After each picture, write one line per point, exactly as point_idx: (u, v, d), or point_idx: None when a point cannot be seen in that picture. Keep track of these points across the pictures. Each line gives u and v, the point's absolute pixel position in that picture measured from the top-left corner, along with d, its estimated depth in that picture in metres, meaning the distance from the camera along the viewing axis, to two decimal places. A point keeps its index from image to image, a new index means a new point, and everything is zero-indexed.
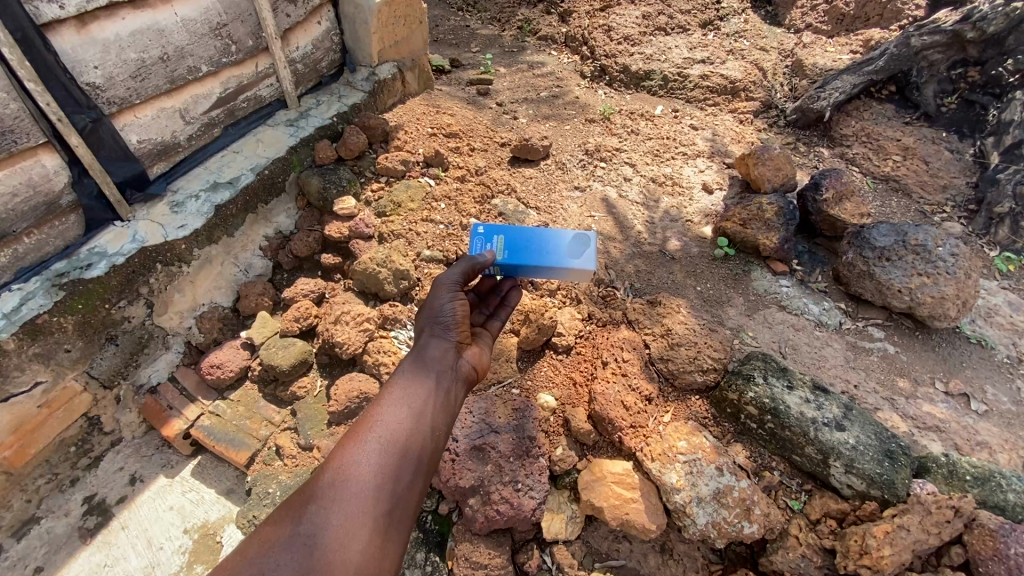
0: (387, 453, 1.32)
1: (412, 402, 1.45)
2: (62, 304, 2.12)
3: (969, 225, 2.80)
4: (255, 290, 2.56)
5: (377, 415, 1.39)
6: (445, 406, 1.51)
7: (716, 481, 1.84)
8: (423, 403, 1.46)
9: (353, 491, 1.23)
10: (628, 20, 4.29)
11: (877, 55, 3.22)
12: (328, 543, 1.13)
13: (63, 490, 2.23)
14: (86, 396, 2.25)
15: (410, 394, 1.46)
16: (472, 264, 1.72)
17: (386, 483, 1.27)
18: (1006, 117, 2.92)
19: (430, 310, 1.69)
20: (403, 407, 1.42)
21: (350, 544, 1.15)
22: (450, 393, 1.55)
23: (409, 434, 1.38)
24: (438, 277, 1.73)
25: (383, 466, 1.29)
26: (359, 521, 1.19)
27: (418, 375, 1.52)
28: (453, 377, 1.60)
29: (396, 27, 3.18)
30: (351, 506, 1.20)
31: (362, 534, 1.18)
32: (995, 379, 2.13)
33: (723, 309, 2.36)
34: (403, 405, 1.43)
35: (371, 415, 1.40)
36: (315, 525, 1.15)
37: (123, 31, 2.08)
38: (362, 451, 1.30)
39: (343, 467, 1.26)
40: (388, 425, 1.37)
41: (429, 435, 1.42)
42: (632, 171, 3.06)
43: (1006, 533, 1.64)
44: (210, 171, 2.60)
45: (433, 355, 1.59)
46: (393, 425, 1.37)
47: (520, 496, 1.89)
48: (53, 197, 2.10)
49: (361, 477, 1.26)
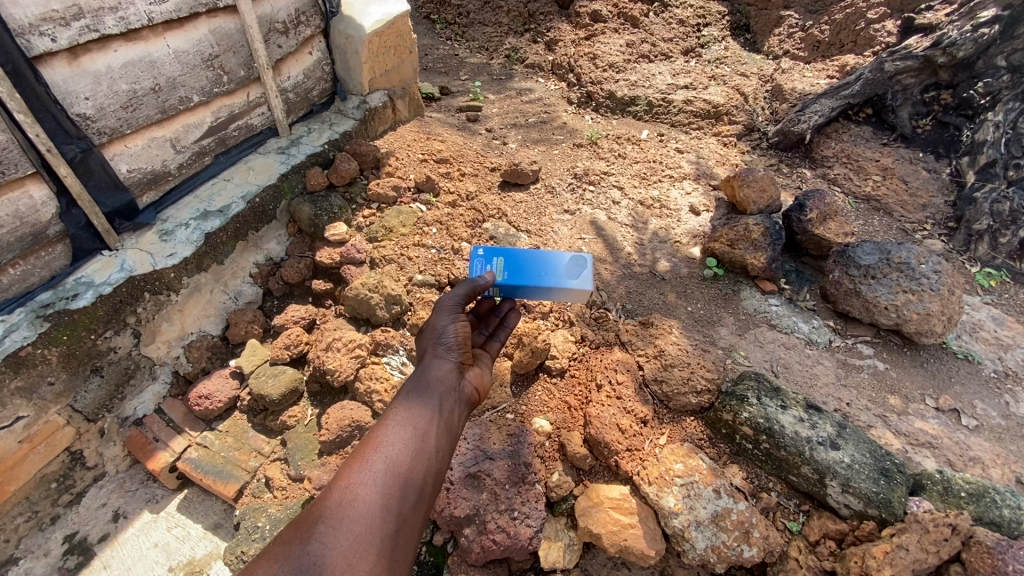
0: (394, 473, 1.30)
1: (417, 422, 1.43)
2: (46, 335, 2.08)
3: (950, 242, 2.86)
4: (245, 317, 2.54)
5: (383, 435, 1.38)
6: (449, 427, 1.50)
7: (714, 503, 1.82)
8: (428, 423, 1.44)
9: (361, 511, 1.21)
10: (614, 48, 4.41)
11: (852, 80, 3.36)
12: (337, 562, 1.12)
13: (42, 528, 2.15)
14: (69, 430, 2.19)
15: (415, 414, 1.45)
16: (473, 286, 1.73)
17: (393, 503, 1.26)
18: (979, 137, 3.00)
19: (431, 332, 1.69)
20: (408, 428, 1.41)
21: (357, 564, 1.14)
22: (453, 414, 1.54)
23: (415, 455, 1.36)
24: (440, 300, 1.74)
25: (390, 487, 1.28)
26: (367, 542, 1.18)
27: (423, 395, 1.51)
28: (456, 398, 1.59)
29: (386, 57, 3.25)
30: (360, 526, 1.19)
31: (370, 555, 1.17)
32: (984, 394, 2.16)
33: (715, 328, 2.38)
34: (409, 425, 1.41)
35: (376, 435, 1.39)
36: (326, 544, 1.14)
37: (115, 63, 2.10)
38: (371, 470, 1.29)
39: (350, 488, 1.25)
40: (394, 446, 1.35)
41: (435, 456, 1.41)
42: (620, 194, 3.11)
43: (1004, 550, 1.62)
44: (201, 200, 2.60)
45: (437, 376, 1.58)
46: (398, 445, 1.36)
47: (517, 525, 1.85)
48: (40, 228, 2.08)
49: (369, 497, 1.24)
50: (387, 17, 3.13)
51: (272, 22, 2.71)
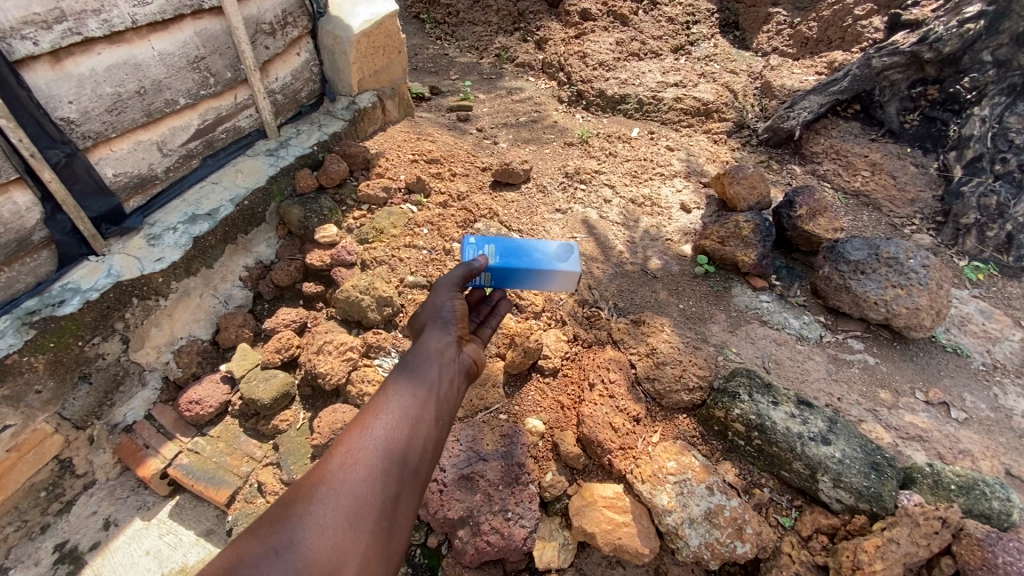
0: (395, 438, 1.24)
1: (418, 388, 1.37)
2: (32, 343, 2.06)
3: (938, 236, 2.89)
4: (235, 321, 2.52)
5: (384, 401, 1.32)
6: (451, 396, 1.43)
7: (707, 500, 1.83)
8: (429, 390, 1.38)
9: (362, 474, 1.16)
10: (603, 46, 4.41)
11: (840, 76, 3.38)
12: (337, 523, 1.07)
13: (32, 537, 2.13)
14: (58, 438, 2.16)
15: (416, 380, 1.38)
16: (468, 269, 1.70)
17: (393, 467, 1.20)
18: (966, 132, 3.02)
19: (430, 307, 1.63)
20: (409, 394, 1.35)
21: (358, 526, 1.09)
22: (455, 382, 1.47)
23: (417, 419, 1.30)
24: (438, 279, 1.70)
25: (391, 452, 1.22)
26: (368, 503, 1.13)
27: (423, 362, 1.44)
28: (457, 367, 1.51)
29: (374, 57, 3.24)
30: (360, 489, 1.14)
31: (370, 517, 1.12)
32: (973, 386, 2.18)
33: (706, 325, 2.38)
34: (410, 392, 1.35)
35: (376, 401, 1.32)
36: (326, 505, 1.09)
37: (99, 66, 2.07)
38: (372, 434, 1.23)
39: (350, 451, 1.19)
40: (395, 411, 1.29)
41: (437, 422, 1.35)
42: (612, 192, 3.11)
43: (993, 542, 1.64)
44: (189, 203, 2.58)
45: (438, 346, 1.50)
46: (400, 410, 1.30)
47: (511, 526, 1.86)
48: (24, 234, 2.05)
49: (371, 460, 1.19)
50: (375, 17, 3.11)
51: (259, 23, 2.69)
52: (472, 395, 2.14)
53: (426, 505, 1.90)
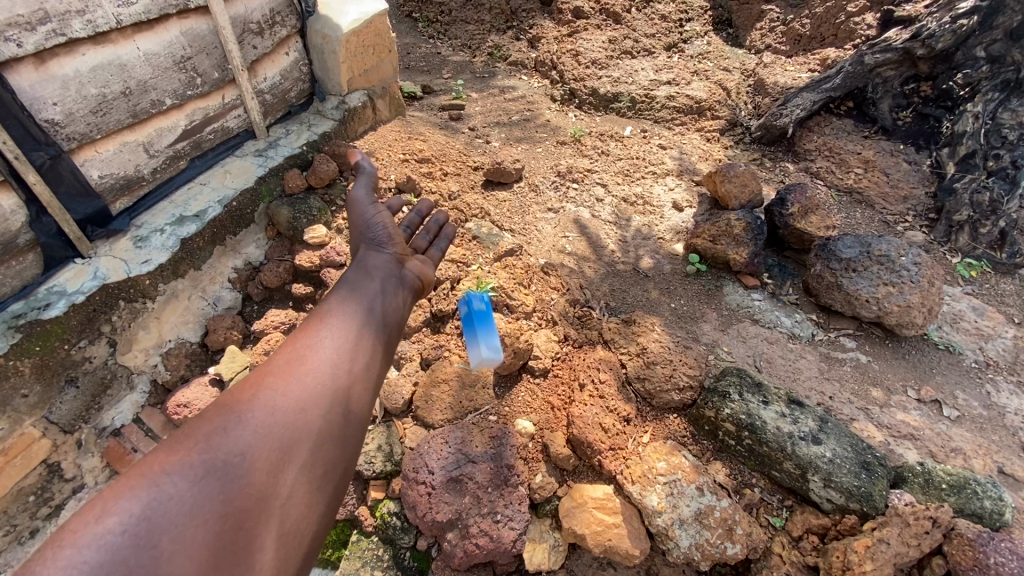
0: (342, 336, 1.32)
1: (362, 298, 1.44)
2: (18, 347, 2.04)
3: (931, 233, 2.88)
4: (224, 323, 2.51)
5: (328, 310, 1.39)
6: (395, 310, 1.48)
7: (697, 501, 1.82)
8: (372, 299, 1.45)
9: (311, 365, 1.23)
10: (596, 44, 4.39)
11: (833, 73, 3.36)
12: (290, 407, 1.15)
13: (20, 543, 2.10)
14: (45, 442, 2.14)
15: (358, 292, 1.46)
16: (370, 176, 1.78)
17: (344, 360, 1.28)
18: (959, 129, 3.01)
19: (357, 230, 1.69)
20: (352, 303, 1.41)
21: (310, 410, 1.16)
22: (399, 293, 1.54)
23: (361, 320, 1.38)
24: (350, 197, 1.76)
25: (338, 351, 1.29)
26: (318, 390, 1.20)
27: (365, 277, 1.52)
28: (401, 282, 1.58)
29: (364, 56, 3.22)
30: (311, 378, 1.21)
31: (324, 402, 1.19)
32: (965, 384, 2.17)
33: (698, 324, 2.37)
34: (353, 302, 1.42)
35: (321, 310, 1.40)
36: (274, 393, 1.16)
37: (83, 66, 2.05)
38: (319, 334, 1.31)
39: (296, 351, 1.26)
40: (339, 317, 1.36)
41: (383, 328, 1.41)
42: (604, 191, 3.10)
43: (985, 542, 1.63)
44: (177, 204, 2.55)
45: (375, 262, 1.58)
46: (343, 317, 1.37)
47: (501, 528, 1.85)
48: (9, 237, 2.02)
49: (319, 354, 1.26)
50: (364, 16, 3.09)
51: (246, 23, 2.66)
52: (461, 396, 2.12)
53: (415, 507, 1.89)
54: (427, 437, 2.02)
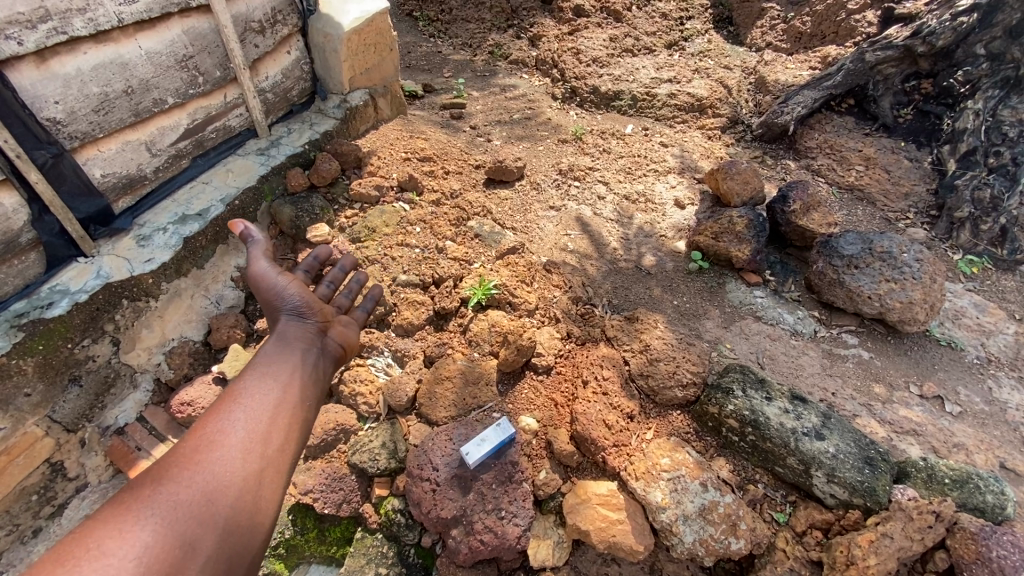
0: (255, 419, 1.39)
1: (279, 374, 1.53)
2: (21, 345, 2.04)
3: (932, 230, 2.88)
4: (227, 322, 2.50)
5: (243, 389, 1.46)
6: (312, 383, 1.57)
7: (701, 497, 1.82)
8: (290, 375, 1.54)
9: (220, 454, 1.29)
10: (597, 43, 4.39)
11: (834, 71, 3.37)
12: (195, 501, 1.21)
13: (24, 542, 2.10)
14: (48, 441, 2.14)
15: (276, 368, 1.55)
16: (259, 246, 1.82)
17: (255, 445, 1.35)
18: (960, 126, 3.02)
19: (272, 295, 1.75)
20: (269, 381, 1.50)
21: (217, 501, 1.23)
22: (318, 366, 1.64)
23: (275, 397, 1.46)
24: (251, 273, 1.79)
25: (252, 431, 1.36)
26: (228, 480, 1.27)
27: (284, 351, 1.61)
28: (320, 355, 1.68)
29: (366, 55, 3.22)
30: (219, 468, 1.27)
31: (231, 492, 1.25)
32: (967, 380, 2.18)
33: (700, 321, 2.38)
34: (270, 378, 1.51)
35: (236, 388, 1.47)
36: (178, 486, 1.22)
37: (85, 65, 2.05)
38: (231, 414, 1.39)
39: (208, 434, 1.33)
40: (254, 396, 1.44)
41: (299, 405, 1.49)
42: (605, 189, 3.10)
43: (987, 535, 1.64)
44: (179, 203, 2.56)
45: (294, 333, 1.68)
46: (259, 395, 1.45)
47: (505, 524, 1.86)
48: (12, 235, 2.02)
49: (230, 440, 1.33)
50: (365, 15, 3.09)
51: (248, 22, 2.66)
52: (465, 393, 2.12)
53: (420, 504, 1.90)
54: (431, 434, 2.02)
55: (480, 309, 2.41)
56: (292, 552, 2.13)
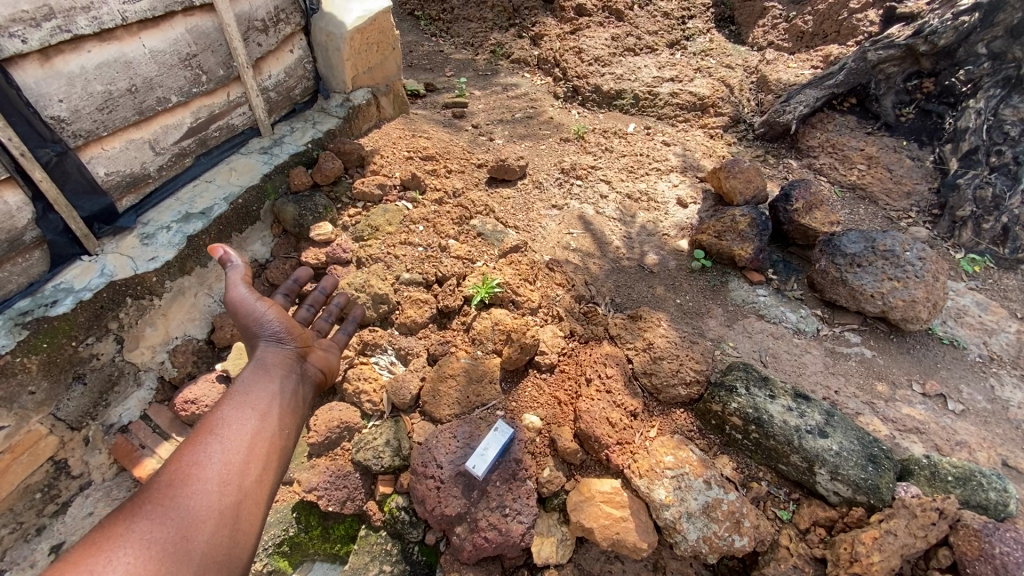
0: (232, 450, 1.41)
1: (257, 403, 1.55)
2: (25, 343, 2.03)
3: (934, 229, 2.89)
4: (231, 320, 2.50)
5: (220, 419, 1.48)
6: (289, 412, 1.61)
7: (704, 495, 1.83)
8: (268, 404, 1.57)
9: (195, 488, 1.31)
10: (599, 42, 4.40)
11: (836, 70, 3.37)
12: (170, 536, 1.22)
13: (28, 540, 2.11)
14: (52, 439, 2.15)
15: (254, 396, 1.57)
16: (238, 270, 1.85)
17: (233, 476, 1.37)
18: (961, 125, 3.02)
19: (250, 320, 1.78)
20: (246, 410, 1.52)
21: (193, 535, 1.24)
22: (296, 393, 1.68)
23: (253, 428, 1.48)
24: (228, 297, 1.81)
25: (228, 463, 1.38)
26: (204, 514, 1.28)
27: (263, 379, 1.63)
28: (299, 381, 1.72)
29: (368, 54, 3.22)
30: (196, 502, 1.29)
31: (208, 526, 1.27)
32: (970, 378, 2.18)
33: (703, 320, 2.38)
34: (248, 407, 1.53)
35: (213, 418, 1.49)
36: (154, 522, 1.23)
37: (89, 64, 2.05)
38: (208, 446, 1.40)
39: (183, 468, 1.34)
40: (231, 427, 1.46)
41: (276, 434, 1.52)
42: (608, 188, 3.11)
43: (990, 532, 1.64)
44: (183, 202, 2.56)
45: (272, 361, 1.70)
46: (236, 426, 1.47)
47: (509, 522, 1.86)
48: (16, 234, 2.02)
49: (207, 472, 1.34)
50: (368, 14, 3.09)
51: (251, 21, 2.66)
52: (469, 392, 2.13)
53: (424, 501, 1.90)
54: (435, 432, 2.02)
55: (483, 307, 2.42)
56: (296, 549, 2.14)
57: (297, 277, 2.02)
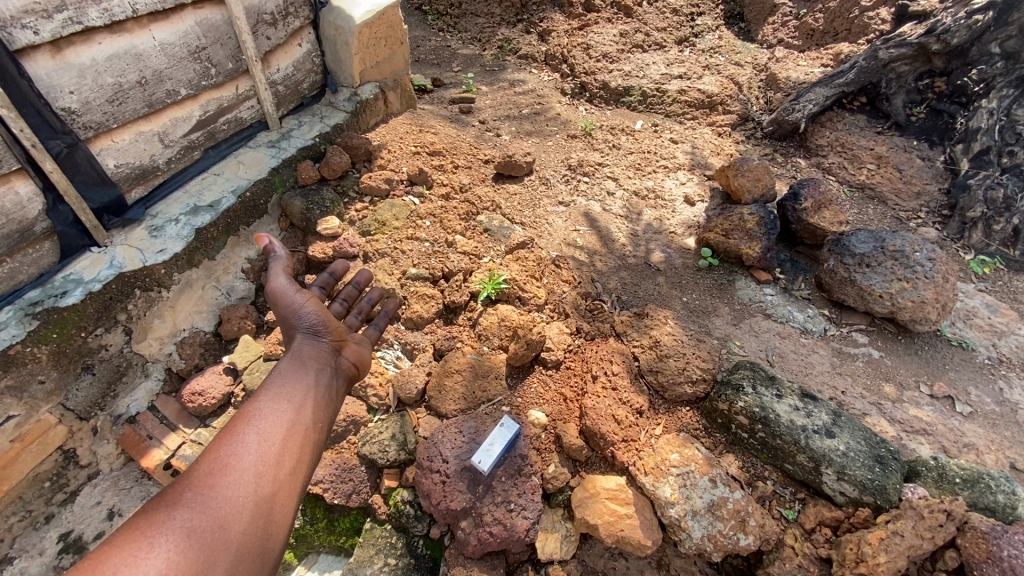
0: (268, 442, 1.45)
1: (292, 396, 1.60)
2: (35, 334, 2.06)
3: (944, 230, 2.87)
4: (238, 313, 2.50)
5: (257, 410, 1.53)
6: (323, 405, 1.65)
7: (710, 493, 1.83)
8: (303, 397, 1.62)
9: (234, 478, 1.36)
10: (607, 38, 4.38)
11: (847, 68, 3.34)
12: (208, 525, 1.27)
13: (36, 528, 2.12)
14: (61, 428, 2.16)
15: (290, 389, 1.62)
16: (280, 262, 1.93)
17: (267, 468, 1.41)
18: (973, 124, 3.00)
19: (288, 312, 1.84)
20: (282, 402, 1.57)
21: (229, 525, 1.29)
22: (329, 387, 1.72)
23: (288, 421, 1.53)
24: (269, 288, 1.89)
25: (265, 455, 1.43)
26: (241, 504, 1.33)
27: (298, 372, 1.68)
28: (332, 375, 1.76)
29: (376, 48, 3.22)
30: (232, 492, 1.33)
31: (244, 515, 1.32)
32: (978, 380, 2.17)
33: (709, 318, 2.37)
34: (284, 400, 1.58)
35: (250, 409, 1.54)
36: (193, 511, 1.28)
37: (100, 55, 2.05)
38: (245, 437, 1.45)
39: (223, 457, 1.39)
40: (268, 419, 1.51)
41: (309, 428, 1.56)
42: (615, 185, 3.09)
43: (998, 535, 1.64)
44: (191, 195, 2.57)
45: (308, 354, 1.76)
46: (272, 418, 1.52)
47: (514, 517, 1.87)
48: (27, 225, 2.04)
49: (245, 463, 1.39)
50: (377, 8, 3.09)
51: (260, 14, 2.66)
52: (475, 386, 2.14)
53: (428, 495, 1.91)
54: (441, 427, 2.04)
55: (490, 303, 2.41)
56: (303, 542, 2.18)
57: (332, 271, 2.13)
